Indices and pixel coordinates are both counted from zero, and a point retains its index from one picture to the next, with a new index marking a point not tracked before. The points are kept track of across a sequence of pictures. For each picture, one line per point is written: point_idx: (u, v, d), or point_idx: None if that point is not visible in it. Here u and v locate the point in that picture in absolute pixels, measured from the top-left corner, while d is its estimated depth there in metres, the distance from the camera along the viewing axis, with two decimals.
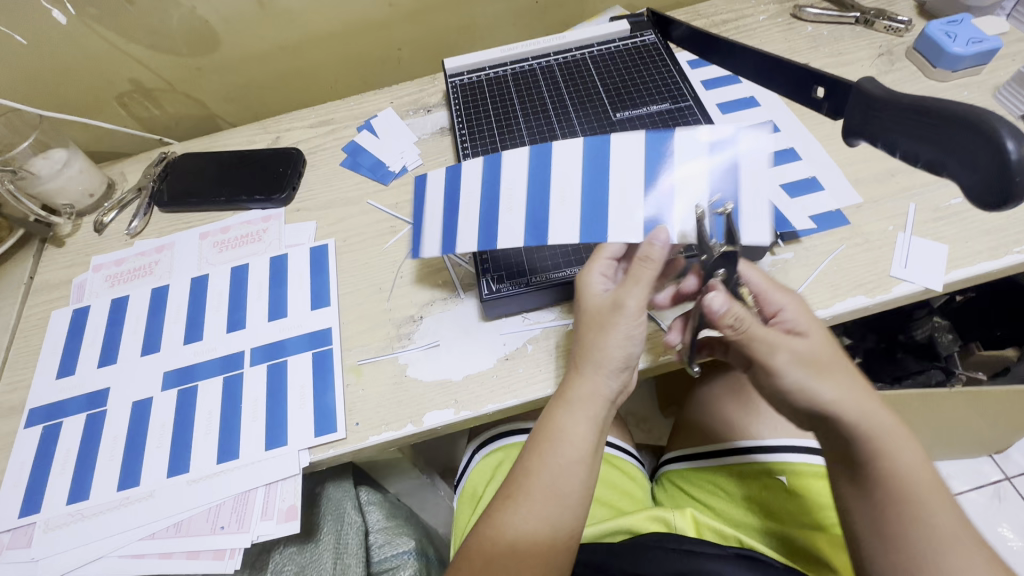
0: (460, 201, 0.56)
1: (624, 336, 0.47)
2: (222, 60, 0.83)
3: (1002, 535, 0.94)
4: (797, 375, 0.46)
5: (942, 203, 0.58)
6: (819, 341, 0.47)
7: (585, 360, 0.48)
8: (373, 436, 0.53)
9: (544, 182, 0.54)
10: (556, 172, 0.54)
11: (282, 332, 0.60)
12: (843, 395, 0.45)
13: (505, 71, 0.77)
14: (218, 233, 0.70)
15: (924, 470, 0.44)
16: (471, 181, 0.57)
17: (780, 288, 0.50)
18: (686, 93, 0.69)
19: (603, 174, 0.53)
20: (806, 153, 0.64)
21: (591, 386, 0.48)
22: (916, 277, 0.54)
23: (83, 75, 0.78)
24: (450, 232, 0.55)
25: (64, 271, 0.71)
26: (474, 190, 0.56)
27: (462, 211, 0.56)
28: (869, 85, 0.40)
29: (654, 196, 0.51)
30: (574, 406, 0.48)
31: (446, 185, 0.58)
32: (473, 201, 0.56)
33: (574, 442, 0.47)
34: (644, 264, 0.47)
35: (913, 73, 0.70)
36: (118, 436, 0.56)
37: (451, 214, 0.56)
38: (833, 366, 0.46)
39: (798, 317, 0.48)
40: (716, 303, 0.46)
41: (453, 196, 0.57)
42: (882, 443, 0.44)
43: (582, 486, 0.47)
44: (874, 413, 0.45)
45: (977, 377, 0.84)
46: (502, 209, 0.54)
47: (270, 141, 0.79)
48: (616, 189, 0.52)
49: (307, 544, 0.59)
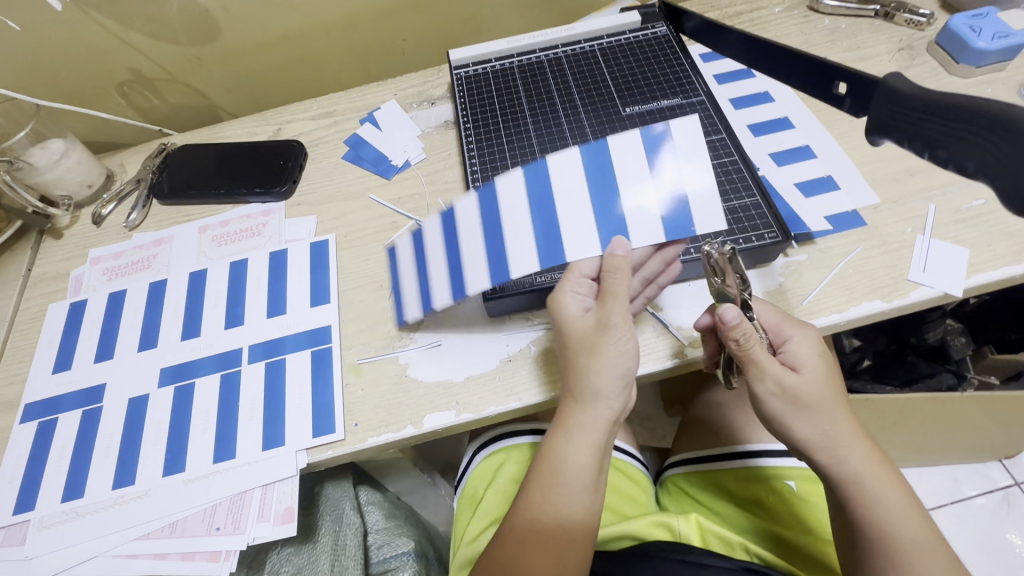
0: (428, 261, 0.55)
1: (616, 359, 0.45)
2: (223, 49, 0.81)
3: (1010, 541, 0.92)
4: (778, 408, 0.45)
5: (963, 204, 0.56)
6: (815, 376, 0.45)
7: (582, 387, 0.46)
8: (372, 437, 0.52)
9: (495, 222, 0.51)
10: (504, 208, 0.50)
11: (281, 329, 0.59)
12: (824, 434, 0.45)
13: (511, 63, 0.75)
14: (217, 227, 0.68)
15: (908, 512, 0.44)
16: (432, 241, 0.55)
17: (794, 321, 0.48)
18: (698, 88, 0.67)
19: (551, 201, 0.49)
20: (821, 151, 0.62)
21: (591, 413, 0.46)
22: (935, 281, 0.52)
23: (81, 63, 0.76)
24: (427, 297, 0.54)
25: (62, 263, 0.70)
26: (440, 245, 0.54)
27: (431, 269, 0.54)
28: (898, 82, 0.36)
29: (607, 210, 0.48)
30: (573, 433, 0.46)
31: (416, 249, 0.57)
32: (441, 258, 0.54)
33: (576, 469, 0.46)
34: (615, 277, 0.45)
35: (934, 69, 0.67)
36: (113, 434, 0.55)
37: (423, 278, 0.55)
38: (821, 402, 0.45)
39: (799, 350, 0.46)
40: (729, 313, 0.45)
41: (422, 257, 0.56)
42: (861, 489, 0.44)
43: (589, 510, 0.47)
44: (855, 455, 0.45)
45: (989, 381, 0.82)
46: (465, 257, 0.51)
47: (271, 132, 0.77)
48: (566, 213, 0.49)
49: (305, 545, 0.59)
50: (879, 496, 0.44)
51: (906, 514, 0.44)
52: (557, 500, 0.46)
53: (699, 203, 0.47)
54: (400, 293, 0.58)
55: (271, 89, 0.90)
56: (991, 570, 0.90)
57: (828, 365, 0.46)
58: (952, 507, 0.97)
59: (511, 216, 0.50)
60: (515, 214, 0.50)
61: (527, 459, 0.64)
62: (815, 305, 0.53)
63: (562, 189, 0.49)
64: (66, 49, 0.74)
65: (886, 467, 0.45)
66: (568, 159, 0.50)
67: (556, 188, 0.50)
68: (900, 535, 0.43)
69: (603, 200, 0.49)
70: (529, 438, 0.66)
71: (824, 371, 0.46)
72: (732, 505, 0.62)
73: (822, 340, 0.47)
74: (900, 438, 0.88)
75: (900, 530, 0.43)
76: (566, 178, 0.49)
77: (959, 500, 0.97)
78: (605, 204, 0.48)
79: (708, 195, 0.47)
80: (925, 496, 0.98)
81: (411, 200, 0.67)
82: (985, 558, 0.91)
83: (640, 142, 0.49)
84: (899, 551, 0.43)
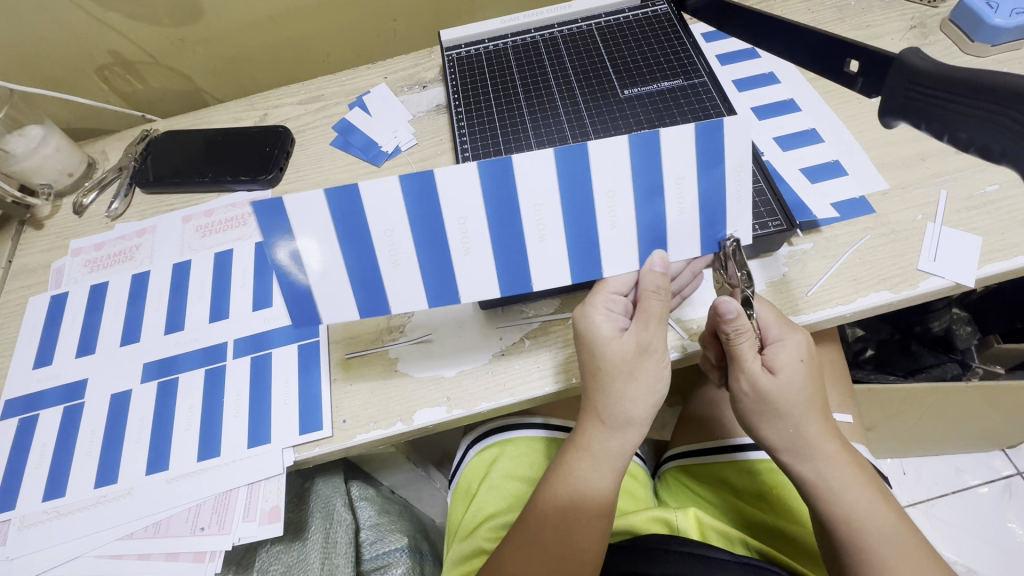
0: (373, 236, 0.43)
1: (651, 386, 0.45)
2: (206, 32, 0.78)
3: (1012, 531, 0.91)
4: (749, 407, 0.45)
5: (976, 190, 0.54)
6: (792, 382, 0.44)
7: (609, 412, 0.46)
8: (361, 433, 0.50)
9: (508, 210, 0.43)
10: (524, 192, 0.42)
11: (266, 323, 0.57)
12: (793, 440, 0.44)
13: (505, 43, 0.72)
14: (201, 217, 0.66)
15: (876, 514, 0.43)
16: (381, 208, 0.42)
17: (786, 324, 0.46)
18: (700, 69, 0.64)
19: (588, 199, 0.43)
20: (828, 135, 0.60)
21: (615, 437, 0.46)
22: (947, 270, 0.50)
23: (59, 47, 0.73)
24: (377, 291, 0.44)
25: (43, 255, 0.67)
26: (401, 219, 0.42)
27: (386, 257, 0.43)
28: (916, 59, 0.34)
29: (648, 222, 0.44)
30: (596, 456, 0.46)
31: (342, 213, 0.42)
32: (401, 237, 0.43)
33: (597, 493, 0.46)
34: (661, 299, 0.44)
35: (947, 47, 0.64)
36: (96, 431, 0.54)
37: (359, 262, 0.43)
38: (795, 409, 0.44)
39: (785, 355, 0.44)
40: (728, 306, 0.42)
41: (363, 235, 0.43)
42: (827, 492, 0.44)
43: (606, 531, 0.47)
44: (823, 458, 0.44)
45: (995, 370, 0.81)
46: (455, 250, 0.43)
47: (257, 118, 0.74)
48: (605, 218, 0.43)
49: (295, 543, 0.58)
50: (846, 498, 0.44)
51: (873, 515, 0.43)
52: (575, 525, 0.46)
53: (740, 218, 0.44)
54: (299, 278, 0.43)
55: (258, 73, 0.87)
56: (992, 560, 0.89)
57: (809, 371, 0.44)
58: (953, 497, 0.95)
59: (535, 205, 0.43)
60: (541, 203, 0.43)
61: (524, 454, 0.63)
62: (820, 295, 0.51)
63: (601, 185, 0.42)
64: (43, 31, 0.71)
65: (857, 470, 0.44)
66: (612, 146, 0.41)
67: (595, 183, 0.42)
68: (867, 536, 0.43)
69: (645, 209, 0.43)
70: (521, 432, 0.64)
71: (803, 376, 0.44)
72: (730, 493, 0.61)
73: (809, 344, 0.45)
74: (902, 428, 0.87)
75: (867, 531, 0.43)
76: (608, 172, 0.42)
77: (961, 490, 0.96)
78: (647, 212, 0.43)
79: (749, 209, 0.43)
80: (926, 486, 0.97)
81: None
82: (987, 549, 0.90)
83: (694, 138, 0.41)
84: (867, 550, 0.42)
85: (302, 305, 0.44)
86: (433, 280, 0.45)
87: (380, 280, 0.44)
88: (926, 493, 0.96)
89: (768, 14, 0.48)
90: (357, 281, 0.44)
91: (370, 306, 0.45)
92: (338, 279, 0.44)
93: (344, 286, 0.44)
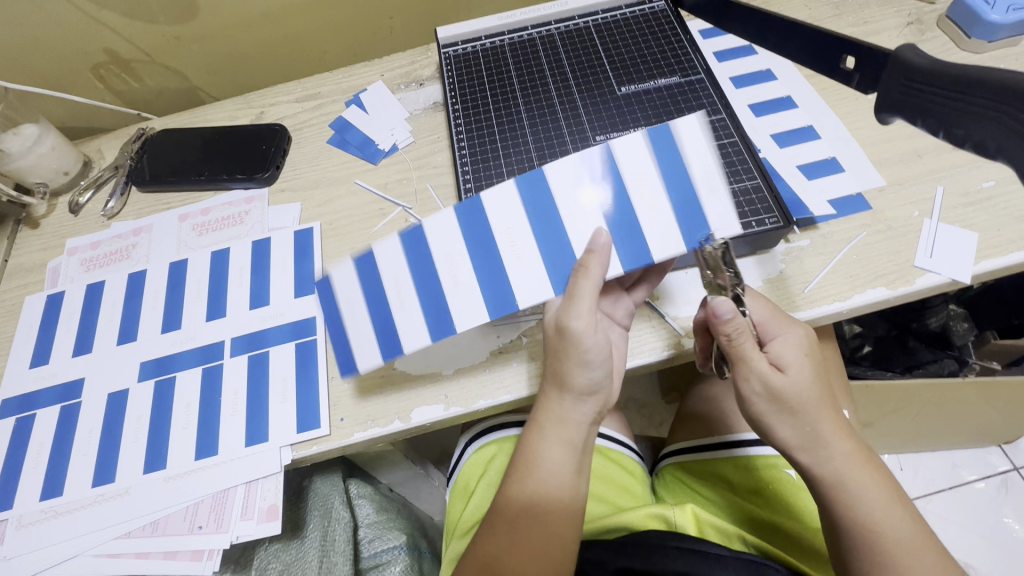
0: (381, 281, 0.48)
1: (582, 363, 0.44)
2: (202, 29, 0.77)
3: (1008, 526, 0.91)
4: (763, 407, 0.44)
5: (973, 186, 0.54)
6: (801, 379, 0.44)
7: (553, 385, 0.46)
8: (359, 432, 0.50)
9: (485, 241, 0.46)
10: (494, 221, 0.45)
11: (262, 322, 0.57)
12: (806, 439, 0.44)
13: (502, 40, 0.72)
14: (198, 215, 0.66)
15: (891, 512, 0.43)
16: (387, 260, 0.48)
17: (782, 320, 0.46)
18: (697, 66, 0.64)
19: (554, 214, 0.45)
20: (825, 131, 0.60)
21: (561, 411, 0.46)
22: (943, 267, 0.50)
23: (53, 45, 0.73)
24: (390, 329, 0.47)
25: (38, 254, 0.67)
26: (403, 265, 0.47)
27: (394, 299, 0.47)
28: (912, 55, 0.34)
29: (621, 224, 0.44)
30: (545, 432, 0.46)
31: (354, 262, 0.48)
32: (404, 282, 0.47)
33: (552, 469, 0.46)
34: (582, 277, 0.42)
35: (944, 44, 0.64)
36: (92, 430, 0.54)
37: (375, 308, 0.47)
38: (808, 407, 0.43)
39: (789, 352, 0.44)
40: (722, 308, 0.42)
41: (371, 278, 0.48)
42: (845, 492, 0.44)
43: (568, 503, 0.46)
44: (839, 456, 0.44)
45: (991, 367, 0.80)
46: (445, 283, 0.46)
47: (253, 116, 0.74)
48: (575, 226, 0.44)
49: (293, 541, 0.59)
50: (863, 497, 0.43)
51: (889, 513, 0.43)
52: (534, 495, 0.46)
53: (714, 201, 0.44)
54: (344, 327, 0.48)
55: (254, 71, 0.86)
56: (989, 555, 0.89)
57: (814, 366, 0.44)
58: (950, 492, 0.96)
59: (504, 230, 0.45)
60: (511, 226, 0.45)
61: None
62: (818, 292, 0.51)
63: (567, 200, 0.45)
64: (36, 30, 0.71)
65: (872, 467, 0.44)
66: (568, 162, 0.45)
67: (557, 200, 0.45)
68: (884, 535, 0.43)
69: (616, 211, 0.45)
70: (519, 429, 0.64)
71: (810, 372, 0.44)
72: (730, 490, 0.61)
73: (809, 338, 0.45)
74: (899, 424, 0.87)
75: (884, 530, 0.43)
76: (567, 185, 0.45)
77: (958, 485, 0.96)
78: (618, 214, 0.44)
79: (721, 190, 0.44)
80: (923, 481, 0.97)
81: (398, 185, 0.64)
82: (984, 544, 0.90)
83: (651, 141, 0.44)
84: (883, 550, 0.43)
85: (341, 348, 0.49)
86: (431, 313, 0.46)
87: (391, 319, 0.47)
88: (923, 489, 0.97)
89: (765, 10, 0.47)
90: (376, 323, 0.47)
91: (388, 346, 0.47)
92: (360, 326, 0.48)
93: (366, 331, 0.48)
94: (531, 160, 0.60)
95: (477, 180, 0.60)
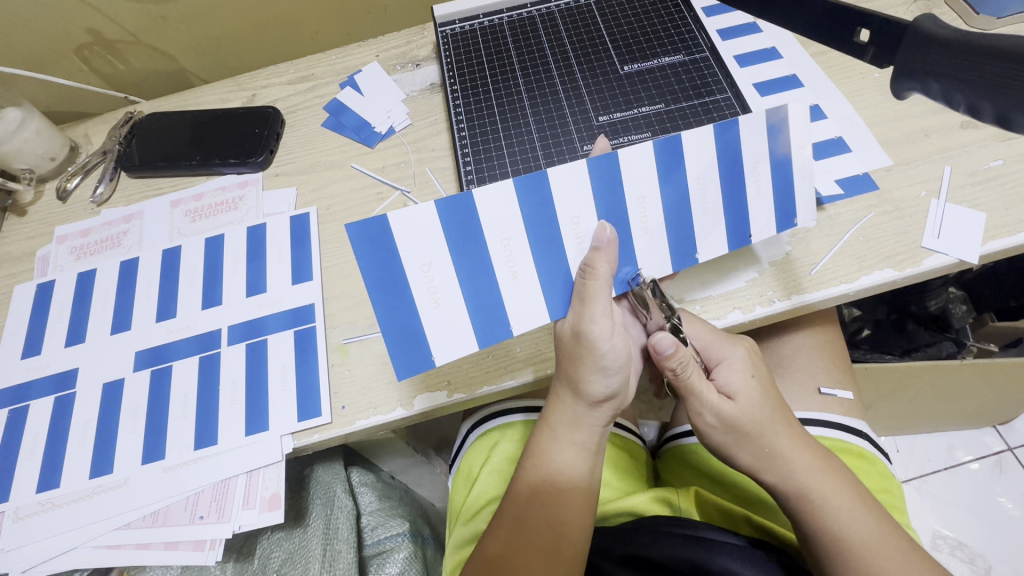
0: (488, 247, 0.42)
1: (599, 369, 0.43)
2: (189, 8, 0.75)
3: (1002, 505, 0.92)
4: (722, 435, 0.46)
5: (980, 165, 0.53)
6: (750, 401, 0.45)
7: (563, 386, 0.46)
8: (361, 420, 0.49)
9: (617, 205, 0.43)
10: (629, 186, 0.43)
11: (260, 309, 0.56)
12: (762, 459, 0.45)
13: (500, 19, 0.70)
14: (190, 201, 0.64)
15: (858, 516, 0.44)
16: (493, 216, 0.41)
17: (726, 341, 0.47)
18: (701, 44, 0.64)
19: (682, 190, 0.44)
20: (832, 111, 0.59)
21: (574, 413, 0.46)
22: (951, 247, 0.49)
23: (32, 25, 0.70)
24: (494, 310, 0.43)
25: (26, 242, 0.65)
26: (518, 225, 0.41)
27: (504, 270, 0.43)
28: (933, 26, 0.33)
29: (735, 209, 0.46)
30: (558, 432, 0.47)
31: (455, 227, 0.41)
32: (518, 247, 0.42)
33: (566, 469, 0.47)
34: (591, 278, 0.42)
35: (952, 20, 0.63)
36: (88, 421, 0.53)
37: (471, 284, 0.42)
38: (760, 428, 0.45)
39: (735, 375, 0.46)
40: (664, 344, 0.42)
41: (477, 244, 0.41)
42: (809, 500, 0.44)
43: (585, 497, 0.47)
44: (800, 469, 0.45)
45: (989, 348, 0.80)
46: (574, 253, 0.43)
47: (245, 98, 0.72)
48: (697, 206, 0.45)
49: (295, 530, 0.59)
50: (830, 505, 0.44)
51: (857, 517, 0.43)
52: (547, 493, 0.46)
53: (806, 195, 0.46)
54: (414, 306, 0.42)
55: (244, 51, 0.84)
56: (981, 534, 0.90)
57: (760, 385, 0.46)
58: (944, 473, 0.97)
59: (638, 198, 0.43)
60: (645, 196, 0.43)
61: (524, 436, 0.62)
62: (824, 274, 0.50)
63: (693, 175, 0.44)
64: (17, 9, 0.68)
65: (833, 474, 0.45)
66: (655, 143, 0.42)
67: (687, 172, 0.44)
68: (852, 540, 0.43)
69: (731, 195, 0.45)
70: (520, 416, 0.64)
71: (758, 393, 0.46)
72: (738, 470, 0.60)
73: (751, 355, 0.47)
74: (896, 406, 0.87)
75: (852, 535, 0.43)
76: (699, 161, 0.44)
77: (952, 466, 0.97)
78: (732, 197, 0.45)
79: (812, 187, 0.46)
80: (918, 463, 0.98)
81: (396, 169, 0.62)
82: (977, 523, 0.91)
83: (714, 137, 0.43)
84: (854, 555, 0.42)
85: (411, 347, 0.42)
86: (552, 286, 0.44)
87: (498, 295, 0.43)
88: (918, 470, 0.98)
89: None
90: (473, 307, 0.43)
91: (486, 328, 0.43)
92: (453, 306, 0.42)
93: (460, 311, 0.43)
94: (533, 145, 0.59)
95: (477, 165, 0.59)
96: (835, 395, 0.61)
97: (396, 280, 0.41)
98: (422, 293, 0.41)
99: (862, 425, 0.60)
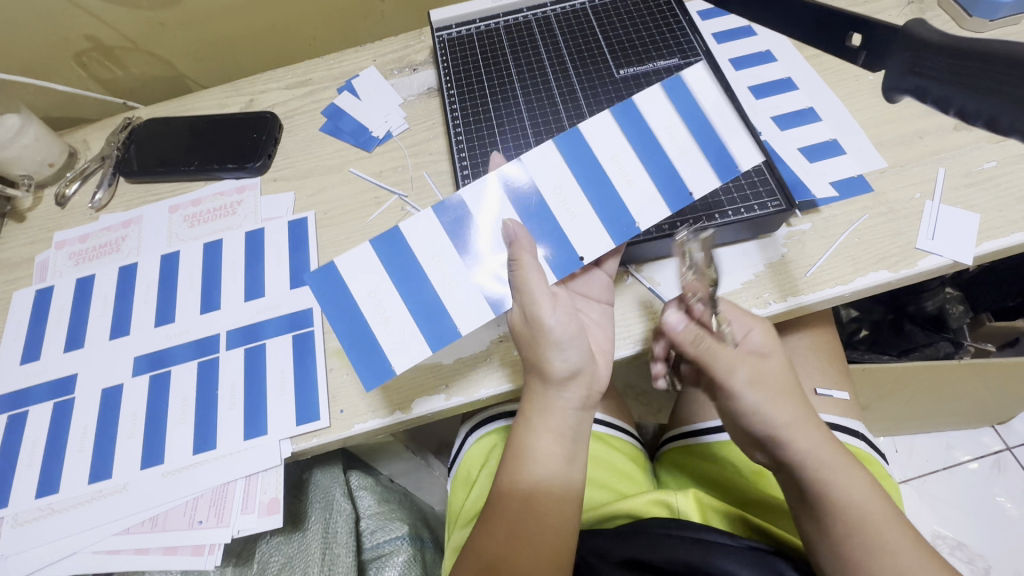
0: (422, 264, 0.48)
1: (552, 347, 0.44)
2: (187, 14, 0.75)
3: (1001, 504, 0.93)
4: (752, 398, 0.44)
5: (974, 167, 0.53)
6: (776, 366, 0.46)
7: (529, 375, 0.47)
8: (360, 424, 0.49)
9: (538, 205, 0.49)
10: (542, 184, 0.50)
11: (259, 313, 0.56)
12: (789, 425, 0.44)
13: (497, 24, 0.70)
14: (189, 206, 0.64)
15: (872, 494, 0.43)
16: (421, 241, 0.48)
17: (749, 313, 0.48)
18: (697, 47, 0.64)
19: (599, 171, 0.50)
20: (826, 113, 0.59)
21: (545, 400, 0.46)
22: (945, 248, 0.50)
23: (30, 31, 0.70)
24: (439, 316, 0.47)
25: (25, 248, 0.66)
26: (443, 243, 0.48)
27: (443, 283, 0.48)
28: (923, 31, 0.33)
29: (659, 175, 0.50)
30: (533, 423, 0.46)
31: (390, 260, 0.48)
32: (449, 260, 0.48)
33: (545, 459, 0.46)
34: (518, 266, 0.45)
35: (945, 23, 0.63)
36: (87, 427, 0.53)
37: (415, 299, 0.47)
38: (783, 392, 0.45)
39: (762, 340, 0.46)
40: (672, 319, 0.46)
41: (413, 268, 0.48)
42: (827, 474, 0.43)
43: (564, 485, 0.46)
44: (820, 440, 0.44)
45: (985, 348, 0.81)
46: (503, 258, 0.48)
47: (243, 103, 0.72)
48: (620, 178, 0.50)
49: (294, 534, 0.59)
50: (847, 479, 0.43)
51: (871, 495, 0.43)
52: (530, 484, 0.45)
53: (735, 146, 0.50)
54: (367, 324, 0.47)
55: (242, 56, 0.84)
56: (980, 534, 0.91)
57: (783, 355, 0.46)
58: (944, 473, 0.97)
59: (553, 192, 0.50)
60: (559, 187, 0.50)
61: None
62: (820, 276, 0.51)
63: (606, 153, 0.50)
64: (17, 16, 0.68)
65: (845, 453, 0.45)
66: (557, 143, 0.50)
67: (596, 154, 0.51)
68: (867, 515, 0.42)
69: (652, 164, 0.50)
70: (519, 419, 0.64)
71: (778, 361, 0.46)
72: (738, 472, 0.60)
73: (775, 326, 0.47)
74: (895, 406, 0.87)
75: (867, 510, 0.42)
76: (606, 142, 0.51)
77: (951, 466, 0.97)
78: (654, 166, 0.50)
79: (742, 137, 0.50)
80: (917, 462, 0.99)
81: (393, 173, 0.62)
82: (976, 522, 0.92)
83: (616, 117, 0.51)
84: (869, 530, 0.41)
85: (369, 358, 0.46)
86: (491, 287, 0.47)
87: (441, 300, 0.47)
88: (917, 470, 0.98)
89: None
90: (419, 314, 0.47)
91: (436, 333, 0.46)
92: (402, 321, 0.47)
93: (408, 323, 0.47)
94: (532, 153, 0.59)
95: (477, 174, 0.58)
96: (831, 396, 0.61)
97: (346, 306, 0.47)
98: (372, 313, 0.47)
99: (859, 425, 0.60)
